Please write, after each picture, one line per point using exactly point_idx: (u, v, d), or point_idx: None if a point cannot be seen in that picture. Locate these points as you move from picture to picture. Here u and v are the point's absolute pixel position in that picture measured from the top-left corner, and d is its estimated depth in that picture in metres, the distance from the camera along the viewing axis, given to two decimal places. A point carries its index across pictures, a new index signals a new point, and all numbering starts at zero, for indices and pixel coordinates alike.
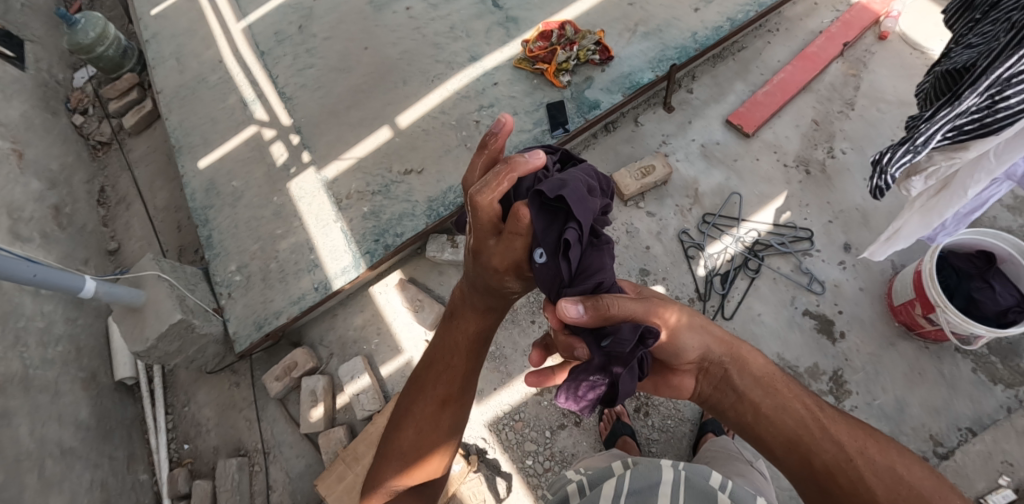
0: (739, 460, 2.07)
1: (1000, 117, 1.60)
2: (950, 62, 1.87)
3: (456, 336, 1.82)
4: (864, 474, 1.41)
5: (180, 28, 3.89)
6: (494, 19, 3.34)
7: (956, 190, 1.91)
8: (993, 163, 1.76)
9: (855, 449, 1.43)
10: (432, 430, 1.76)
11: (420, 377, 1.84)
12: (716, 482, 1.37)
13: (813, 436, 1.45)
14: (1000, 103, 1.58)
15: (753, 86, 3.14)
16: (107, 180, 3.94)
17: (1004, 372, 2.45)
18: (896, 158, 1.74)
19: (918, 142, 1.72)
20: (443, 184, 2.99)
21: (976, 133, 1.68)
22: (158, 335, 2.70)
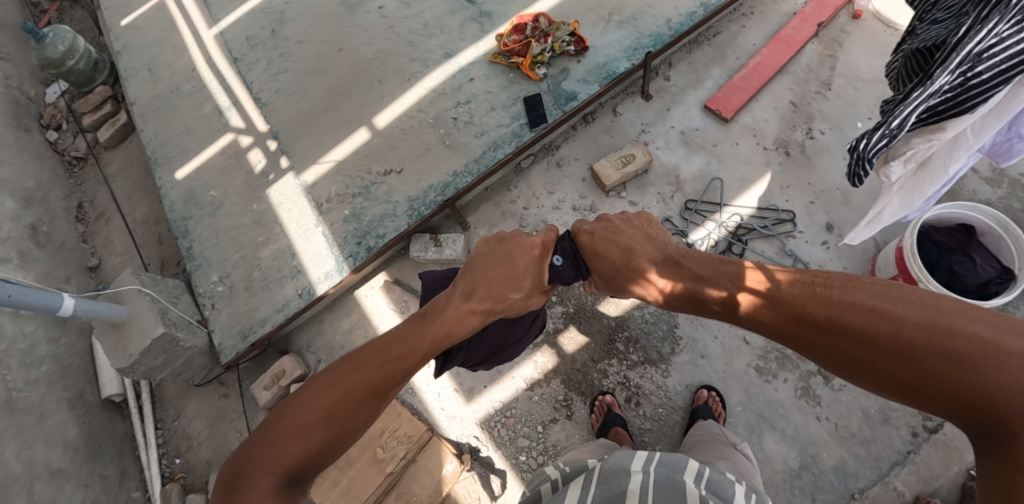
0: (724, 443, 2.07)
1: (974, 93, 1.60)
2: (919, 40, 1.86)
3: (426, 332, 1.65)
4: (856, 345, 1.34)
5: (151, 38, 3.83)
6: (468, 15, 3.31)
7: (936, 170, 1.94)
8: (970, 140, 1.81)
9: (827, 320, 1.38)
10: (339, 422, 1.48)
11: (358, 359, 1.58)
12: (691, 471, 1.37)
13: (783, 317, 1.46)
14: (973, 79, 1.57)
15: (730, 71, 3.13)
16: (85, 195, 3.89)
17: None
18: (874, 145, 1.73)
19: (893, 126, 1.71)
20: (423, 183, 2.96)
21: (951, 112, 1.67)
22: (142, 351, 2.67)
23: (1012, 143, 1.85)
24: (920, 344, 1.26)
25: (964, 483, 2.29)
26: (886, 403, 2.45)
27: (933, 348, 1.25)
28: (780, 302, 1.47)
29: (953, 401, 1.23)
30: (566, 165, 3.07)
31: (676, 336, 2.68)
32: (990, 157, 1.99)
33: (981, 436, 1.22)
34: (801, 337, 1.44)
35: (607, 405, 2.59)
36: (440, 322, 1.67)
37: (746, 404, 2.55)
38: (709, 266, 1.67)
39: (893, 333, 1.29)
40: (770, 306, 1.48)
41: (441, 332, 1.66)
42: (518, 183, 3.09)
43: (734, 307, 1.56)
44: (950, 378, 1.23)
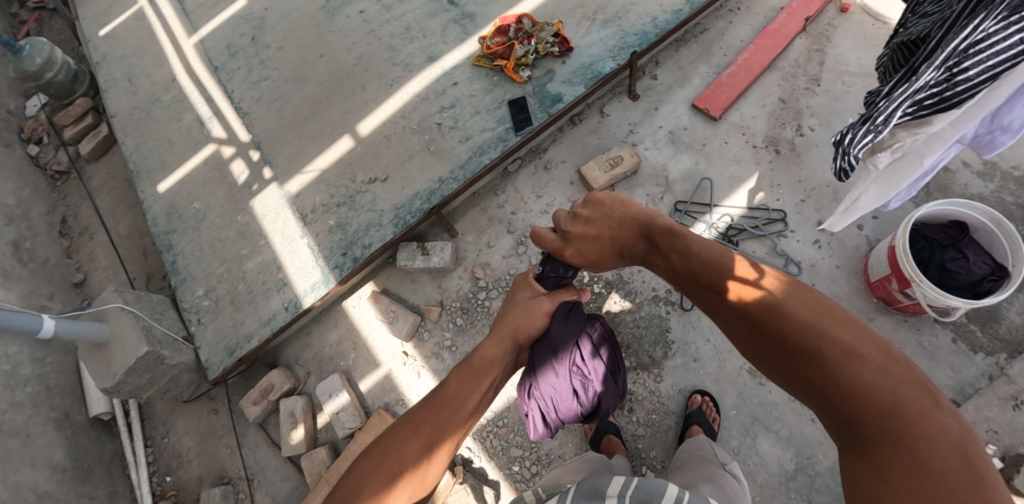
0: (711, 463, 2.04)
1: (960, 89, 1.55)
2: (906, 33, 1.84)
3: (467, 368, 1.66)
4: (754, 329, 1.29)
5: (130, 48, 3.77)
6: (450, 17, 3.24)
7: (913, 161, 1.88)
8: (948, 133, 1.75)
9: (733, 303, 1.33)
10: (393, 463, 1.47)
11: (415, 410, 1.60)
12: (672, 496, 1.34)
13: (704, 291, 1.43)
14: (959, 75, 1.52)
15: (717, 68, 3.09)
16: (68, 210, 3.83)
17: (984, 340, 2.45)
18: (858, 139, 1.70)
19: (879, 121, 1.68)
20: (408, 191, 2.91)
21: (935, 107, 1.63)
22: (125, 370, 2.63)
23: (994, 135, 1.80)
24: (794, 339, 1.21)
25: None
26: None
27: (808, 347, 1.19)
28: (706, 277, 1.42)
29: (817, 399, 1.19)
30: (553, 168, 3.03)
31: (668, 340, 2.64)
32: (972, 148, 1.94)
33: (842, 439, 1.18)
34: (722, 315, 1.38)
35: None
36: (475, 362, 1.67)
37: (740, 407, 2.52)
38: (670, 246, 1.53)
39: (776, 326, 1.24)
40: (697, 279, 1.45)
41: (478, 367, 1.66)
42: (506, 187, 3.05)
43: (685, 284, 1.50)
44: (817, 379, 1.18)
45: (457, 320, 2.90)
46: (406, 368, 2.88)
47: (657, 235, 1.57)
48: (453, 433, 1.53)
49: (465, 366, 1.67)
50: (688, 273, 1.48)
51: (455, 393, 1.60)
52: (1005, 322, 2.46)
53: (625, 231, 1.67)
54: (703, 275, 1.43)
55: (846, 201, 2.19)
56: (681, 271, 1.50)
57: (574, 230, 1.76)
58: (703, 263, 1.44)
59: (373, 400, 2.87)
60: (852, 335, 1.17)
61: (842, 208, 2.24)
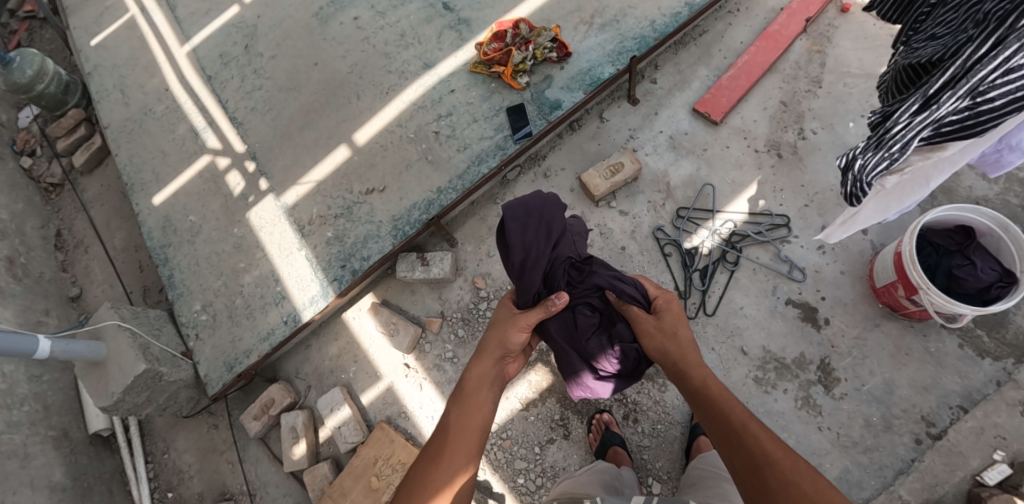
0: (724, 478, 2.01)
1: (983, 119, 1.52)
2: (912, 55, 1.79)
3: (466, 389, 1.76)
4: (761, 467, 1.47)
5: (122, 58, 3.72)
6: (445, 22, 3.19)
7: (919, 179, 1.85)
8: (957, 155, 1.73)
9: (753, 444, 1.51)
10: (423, 491, 1.52)
11: (432, 443, 1.65)
12: None
13: (739, 466, 1.52)
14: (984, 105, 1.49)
15: (717, 71, 3.05)
16: (63, 223, 3.79)
17: (991, 345, 2.43)
18: (872, 167, 1.66)
19: (895, 149, 1.63)
20: (406, 201, 2.87)
21: (954, 134, 1.60)
22: (123, 389, 2.61)
23: (1001, 154, 1.78)
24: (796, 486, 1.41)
25: (970, 489, 2.22)
26: (889, 410, 2.43)
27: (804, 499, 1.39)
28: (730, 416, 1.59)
29: None
30: (553, 176, 2.98)
31: None
32: (977, 166, 1.92)
33: None
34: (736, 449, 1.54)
35: (604, 424, 2.52)
36: (468, 382, 1.79)
37: None
38: (719, 418, 1.61)
39: (782, 472, 1.44)
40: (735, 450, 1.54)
41: (472, 386, 1.77)
42: (505, 195, 3.01)
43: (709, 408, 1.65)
44: None
45: (458, 331, 2.87)
46: (407, 381, 2.85)
47: (708, 395, 1.67)
48: (468, 450, 1.61)
49: (465, 391, 1.75)
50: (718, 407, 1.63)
51: (461, 412, 1.69)
52: (1011, 326, 2.44)
53: (675, 358, 1.82)
54: (746, 444, 1.52)
55: (846, 213, 2.12)
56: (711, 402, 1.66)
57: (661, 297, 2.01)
58: (750, 432, 1.53)
59: (375, 413, 2.85)
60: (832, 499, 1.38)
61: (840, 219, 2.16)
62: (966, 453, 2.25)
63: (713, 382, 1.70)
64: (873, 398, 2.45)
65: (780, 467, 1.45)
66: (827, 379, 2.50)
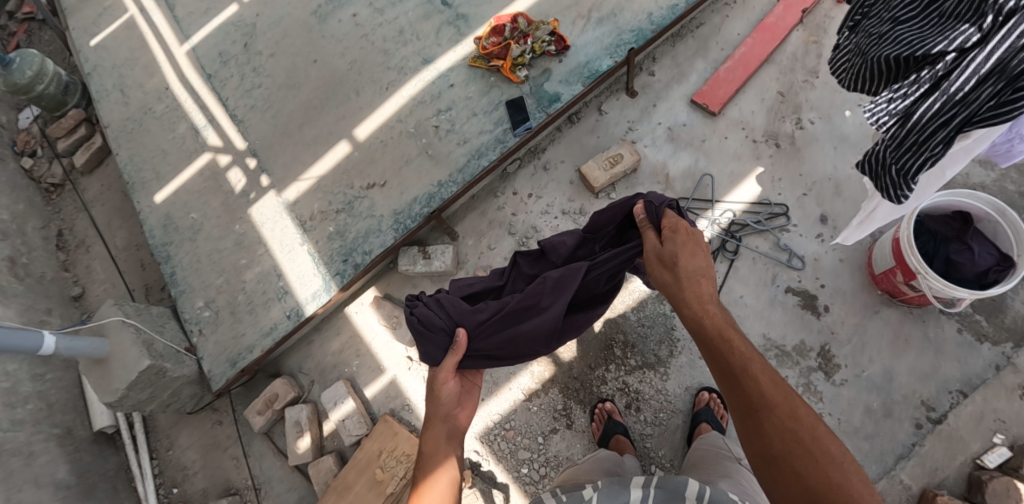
0: (725, 458, 2.04)
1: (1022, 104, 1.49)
2: (887, 48, 1.77)
3: (426, 452, 1.81)
4: (761, 413, 1.46)
5: (121, 58, 3.73)
6: (443, 18, 3.20)
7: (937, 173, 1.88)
8: (972, 145, 1.71)
9: (756, 390, 1.48)
10: None
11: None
12: (693, 492, 1.49)
13: (737, 404, 1.51)
14: None
15: (714, 63, 3.07)
16: (64, 223, 3.79)
17: (990, 330, 2.45)
18: (920, 168, 1.66)
19: (939, 148, 1.63)
20: (407, 196, 2.88)
21: (988, 123, 1.54)
22: (127, 385, 2.63)
23: (1012, 144, 1.81)
24: (793, 434, 1.42)
25: (970, 472, 2.26)
26: (889, 396, 2.45)
27: (801, 448, 1.40)
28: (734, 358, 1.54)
29: (795, 484, 1.38)
30: (552, 169, 3.00)
31: (674, 338, 2.63)
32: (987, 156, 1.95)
33: None
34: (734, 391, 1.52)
35: (607, 413, 2.54)
36: (427, 446, 1.83)
37: None
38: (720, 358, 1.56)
39: (782, 421, 1.43)
40: (733, 390, 1.52)
41: (431, 450, 1.81)
42: (505, 189, 3.01)
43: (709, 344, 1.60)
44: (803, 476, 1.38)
45: None
46: (410, 373, 2.88)
47: (710, 336, 1.59)
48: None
49: (427, 455, 1.80)
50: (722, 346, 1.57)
51: (429, 468, 1.75)
52: (1010, 312, 2.46)
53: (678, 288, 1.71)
54: (745, 388, 1.49)
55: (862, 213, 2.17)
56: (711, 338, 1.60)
57: (670, 221, 1.81)
58: (751, 377, 1.49)
59: (379, 406, 2.88)
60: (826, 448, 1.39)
61: (856, 220, 2.22)
62: (967, 438, 2.31)
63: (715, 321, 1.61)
64: (873, 384, 2.47)
65: (779, 413, 1.44)
66: (827, 366, 2.52)
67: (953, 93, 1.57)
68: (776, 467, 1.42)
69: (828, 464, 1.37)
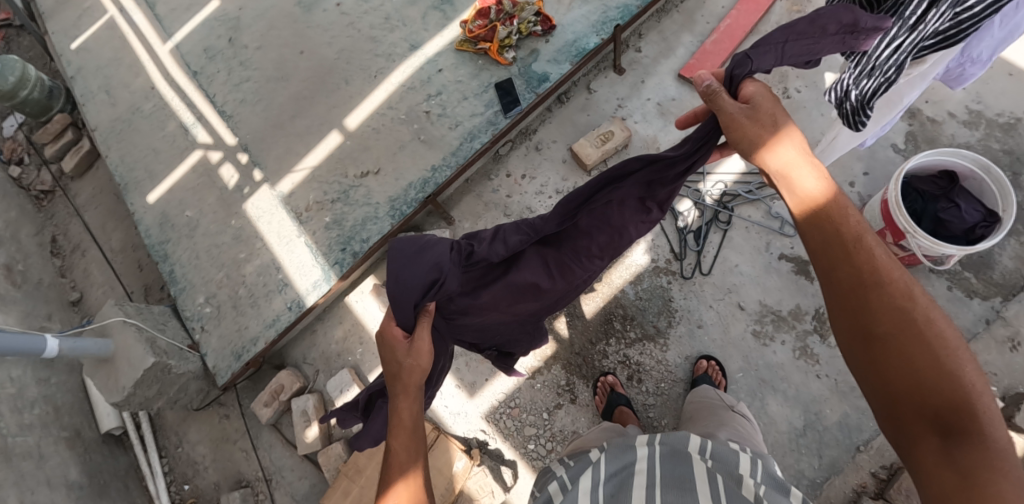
0: (720, 407, 2.11)
1: (965, 26, 1.59)
2: None
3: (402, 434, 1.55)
4: (872, 292, 1.23)
5: (105, 59, 3.71)
6: (429, 3, 3.18)
7: (893, 101, 1.96)
8: (928, 70, 1.82)
9: (870, 267, 1.24)
10: None
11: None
12: (695, 446, 1.56)
13: (841, 281, 1.28)
14: (964, 14, 1.57)
15: (700, 36, 3.09)
16: (57, 228, 3.78)
17: (979, 285, 2.51)
18: (871, 91, 1.72)
19: (890, 71, 1.68)
20: (402, 182, 2.85)
21: (937, 47, 1.66)
22: (134, 383, 2.65)
23: (965, 68, 1.89)
24: (907, 318, 1.20)
25: None
26: None
27: (916, 334, 1.18)
28: (844, 232, 1.29)
29: (899, 370, 1.18)
30: (544, 148, 3.00)
31: (672, 310, 2.68)
32: (943, 83, 2.02)
33: (897, 408, 1.19)
34: (839, 265, 1.28)
35: (610, 386, 2.57)
36: (402, 422, 1.57)
37: (746, 370, 2.57)
38: (821, 231, 1.32)
39: (898, 304, 1.21)
40: (837, 265, 1.28)
41: (407, 429, 1.56)
42: (498, 171, 3.01)
43: (811, 213, 1.34)
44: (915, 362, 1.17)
45: None
46: None
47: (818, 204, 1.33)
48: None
49: (396, 432, 1.55)
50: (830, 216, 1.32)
51: (405, 458, 1.52)
52: (998, 267, 2.52)
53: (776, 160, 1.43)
54: (857, 259, 1.26)
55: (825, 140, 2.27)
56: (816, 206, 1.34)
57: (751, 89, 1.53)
58: (867, 248, 1.26)
59: None
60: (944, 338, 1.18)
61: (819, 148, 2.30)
62: None
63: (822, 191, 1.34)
64: None
65: (896, 292, 1.22)
66: (822, 329, 2.56)
67: (907, 18, 1.63)
68: (874, 349, 1.22)
69: (944, 353, 1.16)
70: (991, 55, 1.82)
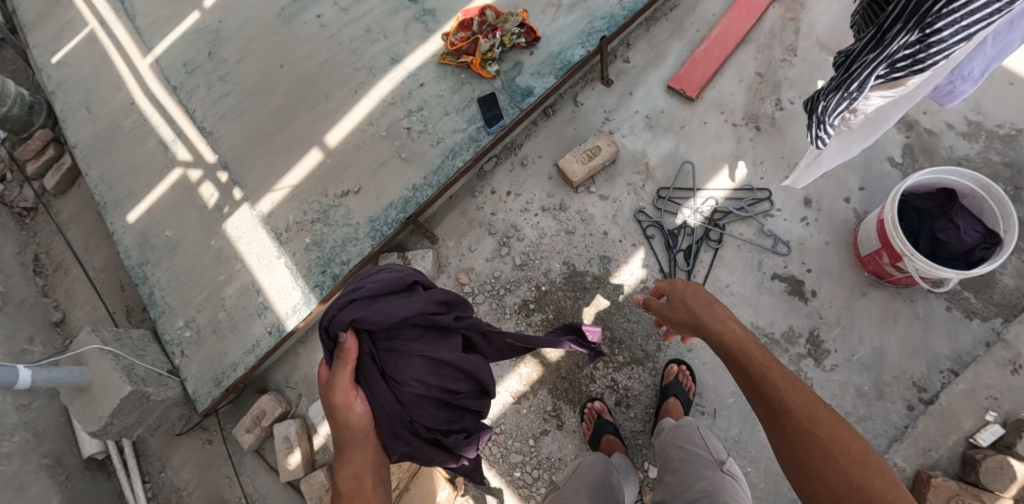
0: (706, 467, 1.96)
1: (933, 51, 1.48)
2: None
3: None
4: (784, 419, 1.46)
5: (86, 73, 3.63)
6: (411, 14, 3.09)
7: (877, 120, 1.86)
8: (914, 91, 1.70)
9: (779, 396, 1.48)
10: None
11: None
12: None
13: (763, 413, 1.51)
14: (932, 36, 1.45)
15: (691, 45, 2.99)
16: (40, 247, 3.72)
17: (979, 306, 2.41)
18: (831, 107, 1.71)
19: (853, 88, 1.66)
20: (382, 201, 2.77)
21: (908, 70, 1.56)
22: (111, 412, 2.58)
23: (956, 85, 1.79)
24: (817, 438, 1.41)
25: (964, 452, 2.25)
26: (880, 378, 2.42)
27: (824, 451, 1.39)
28: (755, 367, 1.54)
29: (822, 486, 1.37)
30: (530, 163, 2.91)
31: (661, 332, 2.60)
32: (934, 101, 1.92)
33: None
34: (759, 397, 1.52)
35: (597, 412, 2.50)
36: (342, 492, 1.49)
37: (738, 394, 2.49)
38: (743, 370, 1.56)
39: (807, 426, 1.42)
40: (756, 398, 1.53)
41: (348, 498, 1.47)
42: (483, 188, 2.92)
43: (730, 354, 1.60)
44: (831, 477, 1.37)
45: None
46: None
47: (729, 345, 1.60)
48: None
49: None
50: (743, 353, 1.58)
51: None
52: (999, 286, 2.42)
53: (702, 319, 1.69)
54: (767, 390, 1.50)
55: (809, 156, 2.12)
56: (732, 346, 1.60)
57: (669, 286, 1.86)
58: (771, 380, 1.51)
59: None
60: (851, 454, 1.39)
61: (805, 163, 2.16)
62: (960, 415, 2.29)
63: (735, 333, 1.62)
64: (863, 367, 2.44)
65: (799, 415, 1.44)
66: (816, 352, 2.48)
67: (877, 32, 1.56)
68: (801, 470, 1.41)
69: (862, 469, 1.36)
70: (984, 72, 1.73)
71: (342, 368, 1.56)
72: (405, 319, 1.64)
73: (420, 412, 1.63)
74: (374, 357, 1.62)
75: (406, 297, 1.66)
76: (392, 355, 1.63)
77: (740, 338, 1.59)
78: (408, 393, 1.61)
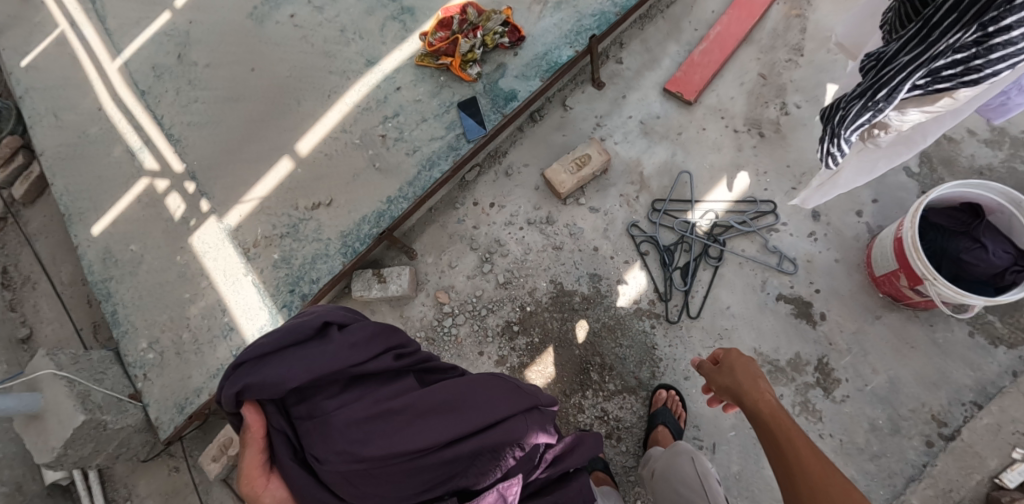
0: None
1: (994, 57, 1.25)
2: None
3: None
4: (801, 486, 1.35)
5: (53, 77, 3.46)
6: (388, 13, 2.88)
7: (912, 137, 1.63)
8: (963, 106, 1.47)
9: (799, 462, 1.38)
10: None
11: None
12: None
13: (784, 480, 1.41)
14: (993, 37, 1.22)
15: (688, 45, 2.77)
16: (7, 259, 3.55)
17: (1005, 331, 2.20)
18: (853, 118, 1.50)
19: (880, 97, 1.45)
20: (355, 215, 2.57)
21: (957, 79, 1.33)
22: (63, 443, 2.40)
23: (1007, 96, 1.57)
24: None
25: (987, 493, 2.01)
26: (895, 411, 2.21)
27: None
28: (781, 433, 1.47)
29: None
30: (515, 173, 2.71)
31: (656, 358, 2.39)
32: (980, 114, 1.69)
33: None
34: (781, 464, 1.43)
35: None
36: None
37: (739, 427, 2.28)
38: (772, 438, 1.48)
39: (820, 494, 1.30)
40: (780, 466, 1.44)
41: None
42: (465, 199, 2.71)
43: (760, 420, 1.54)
44: None
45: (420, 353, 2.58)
46: None
47: (760, 411, 1.55)
48: None
49: None
50: (772, 420, 1.51)
51: None
52: None
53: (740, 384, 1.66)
54: (788, 457, 1.42)
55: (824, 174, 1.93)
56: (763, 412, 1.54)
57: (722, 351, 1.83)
58: (794, 446, 1.42)
59: None
60: None
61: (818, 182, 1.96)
62: (984, 453, 2.04)
63: (768, 402, 1.55)
64: (876, 398, 2.23)
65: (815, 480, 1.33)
66: (825, 381, 2.27)
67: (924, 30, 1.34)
68: None
69: None
70: None
71: (254, 452, 1.47)
72: (323, 375, 1.43)
73: (360, 486, 1.41)
74: (290, 431, 1.46)
75: (318, 351, 1.43)
76: (312, 421, 1.44)
77: (772, 406, 1.53)
78: (337, 465, 1.40)
